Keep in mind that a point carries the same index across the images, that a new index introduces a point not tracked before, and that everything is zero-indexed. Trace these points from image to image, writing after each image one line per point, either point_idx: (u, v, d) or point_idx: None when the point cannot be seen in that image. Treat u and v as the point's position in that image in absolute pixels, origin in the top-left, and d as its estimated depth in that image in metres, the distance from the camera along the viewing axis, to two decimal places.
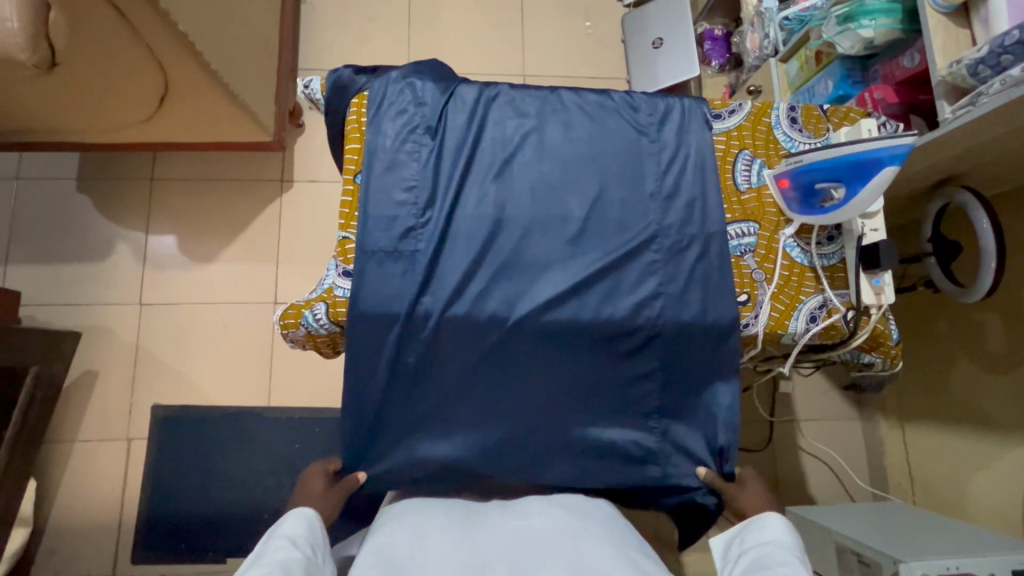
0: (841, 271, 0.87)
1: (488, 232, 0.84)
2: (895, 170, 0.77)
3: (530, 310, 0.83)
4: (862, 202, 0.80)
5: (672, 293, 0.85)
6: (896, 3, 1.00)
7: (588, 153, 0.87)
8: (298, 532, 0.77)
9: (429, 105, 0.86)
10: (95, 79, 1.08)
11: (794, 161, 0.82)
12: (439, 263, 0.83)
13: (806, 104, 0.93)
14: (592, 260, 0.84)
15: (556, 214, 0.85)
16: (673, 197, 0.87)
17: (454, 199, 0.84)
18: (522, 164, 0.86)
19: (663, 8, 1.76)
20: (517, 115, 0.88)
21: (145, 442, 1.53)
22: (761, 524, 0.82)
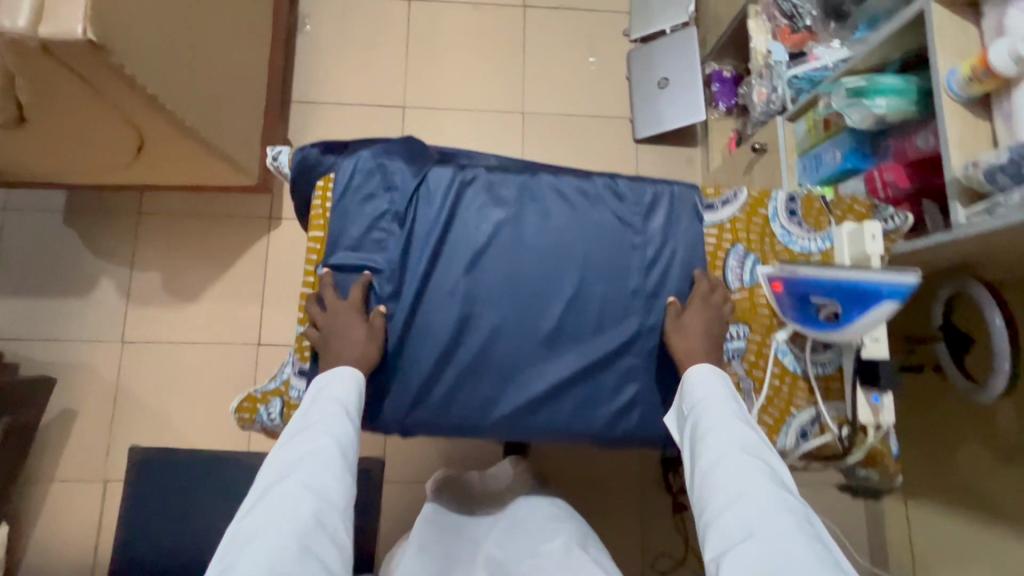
0: (836, 381, 0.80)
1: (455, 330, 0.78)
2: (895, 305, 0.72)
3: (501, 414, 0.78)
4: (854, 328, 0.74)
5: (652, 399, 0.80)
6: (908, 83, 0.94)
7: (567, 245, 0.81)
8: (348, 396, 0.73)
9: (398, 191, 0.81)
10: (66, 132, 1.03)
11: (790, 271, 0.74)
12: (405, 362, 0.78)
13: (808, 193, 0.86)
14: (568, 362, 0.79)
15: (531, 310, 0.79)
16: (659, 294, 0.81)
17: (422, 293, 0.79)
18: (496, 255, 0.80)
19: (671, 47, 1.71)
20: (494, 200, 0.83)
21: (122, 484, 1.50)
22: (692, 381, 0.74)
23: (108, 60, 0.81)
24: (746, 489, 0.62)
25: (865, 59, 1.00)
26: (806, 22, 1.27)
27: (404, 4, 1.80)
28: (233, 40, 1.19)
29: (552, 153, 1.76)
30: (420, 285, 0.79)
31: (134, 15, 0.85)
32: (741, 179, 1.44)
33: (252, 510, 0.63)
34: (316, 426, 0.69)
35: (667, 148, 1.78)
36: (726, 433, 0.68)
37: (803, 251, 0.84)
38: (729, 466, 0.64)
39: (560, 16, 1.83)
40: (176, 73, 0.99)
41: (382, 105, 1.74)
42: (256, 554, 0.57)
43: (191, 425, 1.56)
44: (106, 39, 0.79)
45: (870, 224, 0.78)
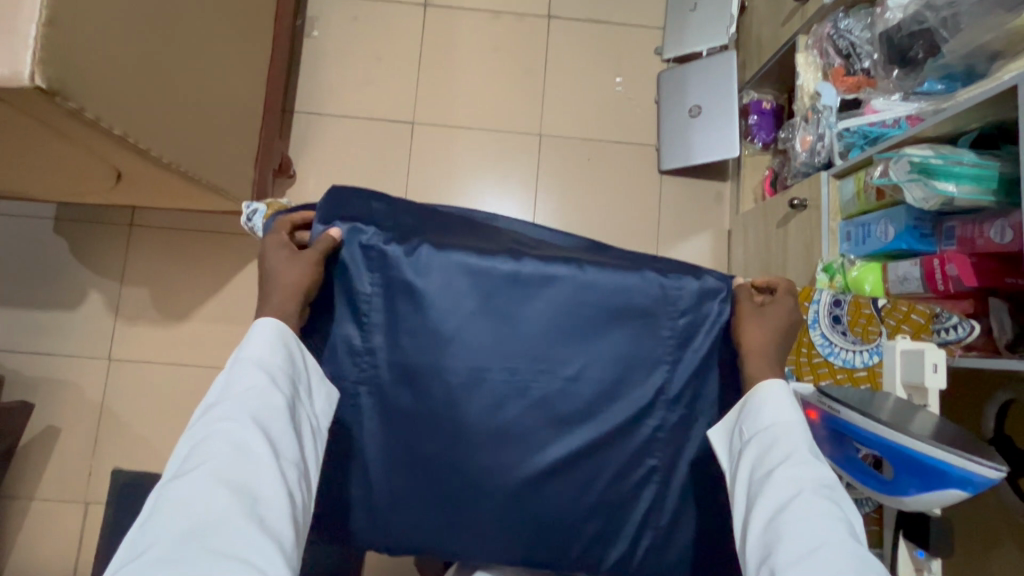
0: (873, 524, 0.70)
1: (446, 404, 0.70)
2: (965, 495, 0.55)
3: (494, 511, 0.72)
4: (906, 499, 0.59)
5: (668, 474, 0.73)
6: (988, 169, 0.81)
7: (574, 334, 0.71)
8: (273, 358, 0.62)
9: (383, 268, 0.70)
10: (35, 163, 0.95)
11: (831, 407, 0.62)
12: (392, 455, 0.72)
13: (856, 296, 0.74)
14: (568, 464, 0.71)
15: (532, 390, 0.71)
16: (682, 358, 0.72)
17: (407, 388, 0.71)
18: (497, 330, 0.70)
19: (706, 71, 1.55)
20: (490, 276, 0.70)
21: (102, 507, 1.46)
22: (763, 398, 0.62)
23: (62, 105, 0.72)
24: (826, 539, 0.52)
25: (937, 125, 0.86)
26: (863, 64, 1.11)
27: (418, 10, 1.68)
28: (219, 62, 1.09)
29: (568, 180, 1.63)
30: (409, 355, 0.70)
31: (96, 52, 0.75)
32: (775, 231, 1.31)
33: (165, 504, 0.54)
34: (233, 396, 0.60)
35: (694, 182, 1.64)
36: (800, 468, 0.57)
37: (844, 365, 0.73)
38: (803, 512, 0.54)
39: (585, 30, 1.68)
40: (150, 107, 0.89)
41: (390, 120, 1.63)
42: (159, 553, 0.50)
43: (175, 451, 1.50)
44: (59, 83, 0.70)
45: (932, 351, 0.65)
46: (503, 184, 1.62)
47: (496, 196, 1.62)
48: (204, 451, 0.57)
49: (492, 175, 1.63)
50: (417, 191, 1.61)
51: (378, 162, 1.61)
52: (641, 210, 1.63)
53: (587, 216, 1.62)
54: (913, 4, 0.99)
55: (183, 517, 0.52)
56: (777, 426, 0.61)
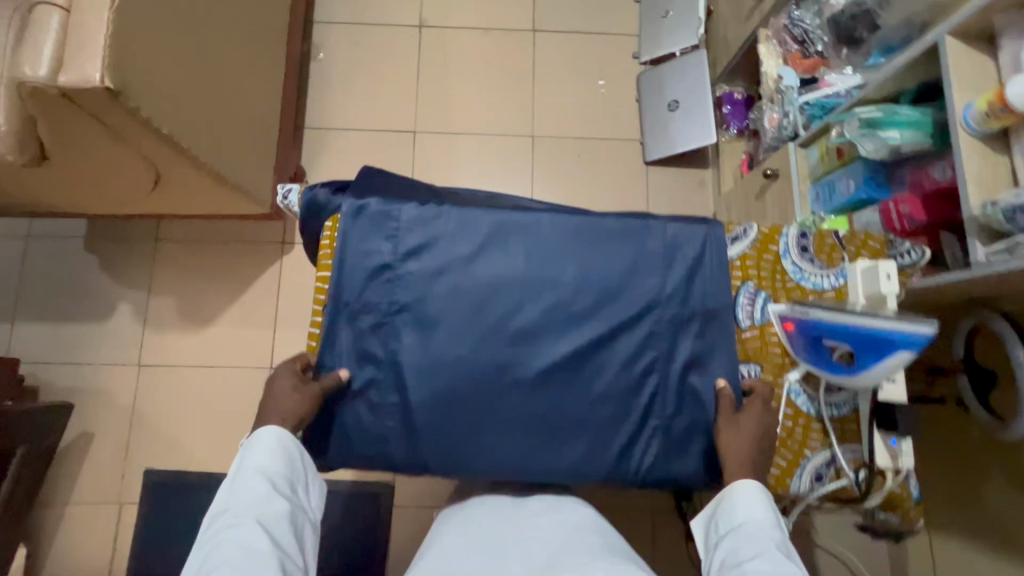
0: (852, 423, 0.78)
1: (471, 336, 0.80)
2: (912, 355, 0.65)
3: (521, 428, 0.79)
4: (871, 374, 0.69)
5: (669, 362, 0.80)
6: (925, 116, 0.93)
7: (574, 256, 0.82)
8: (271, 460, 0.72)
9: (410, 210, 0.83)
10: (82, 169, 1.06)
11: (801, 312, 0.73)
12: (425, 376, 0.80)
13: (819, 228, 0.85)
14: (577, 371, 0.80)
15: (544, 320, 0.81)
16: (673, 262, 0.82)
17: (431, 311, 0.81)
18: (509, 271, 0.82)
19: (680, 69, 1.71)
20: (499, 224, 0.83)
21: (135, 508, 1.52)
22: (734, 503, 0.70)
23: (124, 104, 0.84)
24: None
25: (879, 87, 0.99)
26: (817, 47, 1.25)
27: (415, 31, 1.83)
28: (244, 76, 1.22)
29: (561, 176, 1.76)
30: (436, 297, 0.81)
31: (151, 62, 0.88)
32: (754, 203, 1.43)
33: None
34: (241, 503, 0.68)
35: (678, 170, 1.77)
36: (768, 561, 0.62)
37: (815, 288, 0.82)
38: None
39: (568, 40, 1.84)
40: (191, 112, 1.01)
41: (393, 131, 1.77)
42: None
43: (204, 449, 1.57)
44: (123, 85, 0.82)
45: (885, 264, 0.76)
46: (502, 183, 1.75)
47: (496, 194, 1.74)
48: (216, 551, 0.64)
49: (492, 175, 1.75)
50: None
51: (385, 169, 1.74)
52: (631, 199, 1.75)
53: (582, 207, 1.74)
54: None
55: None
56: (751, 524, 0.67)
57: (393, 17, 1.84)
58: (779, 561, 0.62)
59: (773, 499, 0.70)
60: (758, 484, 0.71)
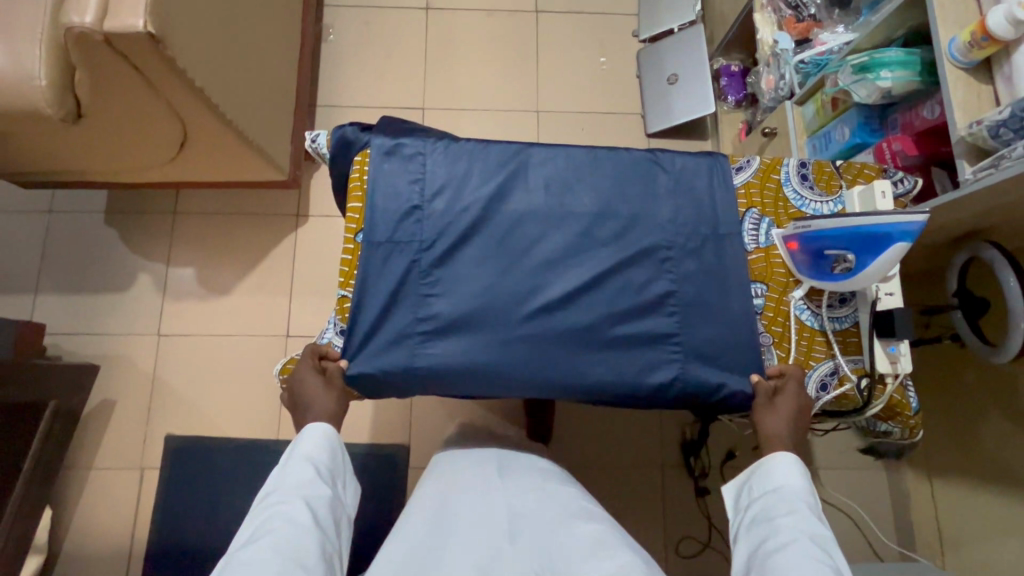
0: (854, 335, 0.84)
1: (498, 260, 0.85)
2: (909, 245, 0.72)
3: (548, 345, 0.83)
4: (873, 273, 0.75)
5: (684, 282, 0.85)
6: (913, 56, 0.98)
7: (592, 188, 0.88)
8: (319, 449, 0.77)
9: (436, 149, 0.88)
10: (114, 128, 1.11)
11: (802, 226, 0.78)
12: (458, 300, 0.84)
13: (818, 159, 0.90)
14: (600, 293, 0.85)
15: (566, 245, 0.86)
16: (683, 191, 0.88)
17: (461, 241, 0.85)
18: (532, 201, 0.87)
19: (679, 43, 1.77)
20: (520, 159, 0.88)
21: (157, 472, 1.55)
22: (768, 467, 0.75)
23: (163, 51, 0.89)
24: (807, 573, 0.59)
25: (870, 36, 1.05)
26: (810, 11, 1.32)
27: (421, 13, 1.90)
28: (265, 42, 1.27)
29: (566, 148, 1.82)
30: (463, 224, 0.86)
31: (186, 13, 0.93)
32: None
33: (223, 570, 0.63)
34: (291, 487, 0.72)
35: (679, 142, 1.83)
36: (800, 519, 0.67)
37: (815, 214, 0.88)
38: (795, 550, 0.62)
39: (570, 19, 1.91)
40: (220, 68, 1.06)
41: (403, 107, 1.83)
42: None
43: (223, 415, 1.61)
44: (162, 32, 0.87)
45: (881, 183, 0.82)
46: None
47: None
48: (266, 527, 0.67)
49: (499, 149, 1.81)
50: None
51: None
52: None
53: None
54: None
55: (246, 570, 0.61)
56: (785, 489, 0.72)
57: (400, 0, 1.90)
58: (812, 521, 0.66)
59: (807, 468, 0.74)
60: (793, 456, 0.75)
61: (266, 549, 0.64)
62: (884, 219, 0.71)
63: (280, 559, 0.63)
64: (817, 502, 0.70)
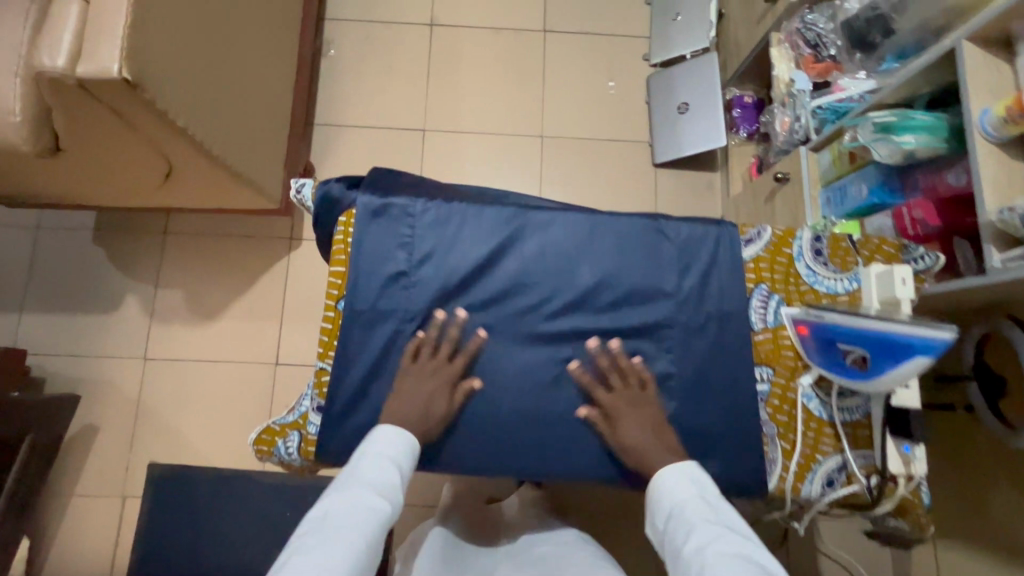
0: (864, 428, 0.78)
1: (486, 336, 0.80)
2: (927, 363, 0.64)
3: (535, 428, 0.79)
4: (887, 381, 0.68)
5: (685, 363, 0.80)
6: (940, 120, 0.92)
7: (590, 260, 0.82)
8: (404, 455, 0.73)
9: (427, 212, 0.82)
10: (94, 161, 1.06)
11: (816, 315, 0.73)
12: (440, 376, 0.79)
13: (833, 232, 0.85)
14: (593, 374, 0.80)
15: (559, 320, 0.81)
16: (688, 265, 0.83)
17: (450, 313, 0.80)
18: (525, 273, 0.82)
19: (691, 71, 1.70)
20: (515, 226, 0.83)
21: (139, 500, 1.52)
22: (663, 486, 0.71)
23: (141, 96, 0.84)
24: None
25: (893, 93, 0.99)
26: (830, 52, 1.25)
27: (425, 29, 1.83)
28: (258, 70, 1.22)
29: (569, 177, 1.76)
30: (451, 296, 0.81)
31: (168, 53, 0.88)
32: (763, 207, 1.43)
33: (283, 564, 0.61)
34: (369, 486, 0.69)
35: (687, 173, 1.77)
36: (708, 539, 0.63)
37: (828, 291, 0.82)
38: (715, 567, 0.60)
39: (578, 40, 1.84)
40: (206, 106, 1.01)
41: (403, 128, 1.77)
42: None
43: (208, 443, 1.57)
44: (140, 77, 0.82)
45: (900, 268, 0.76)
46: (510, 182, 1.75)
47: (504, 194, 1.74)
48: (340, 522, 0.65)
49: (500, 174, 1.75)
50: None
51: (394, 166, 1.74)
52: (639, 201, 1.75)
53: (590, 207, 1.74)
54: None
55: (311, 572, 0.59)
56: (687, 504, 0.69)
57: (403, 14, 1.84)
58: (717, 538, 0.63)
59: (692, 472, 0.72)
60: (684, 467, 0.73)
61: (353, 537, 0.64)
62: (905, 330, 0.64)
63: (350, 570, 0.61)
64: (716, 508, 0.67)
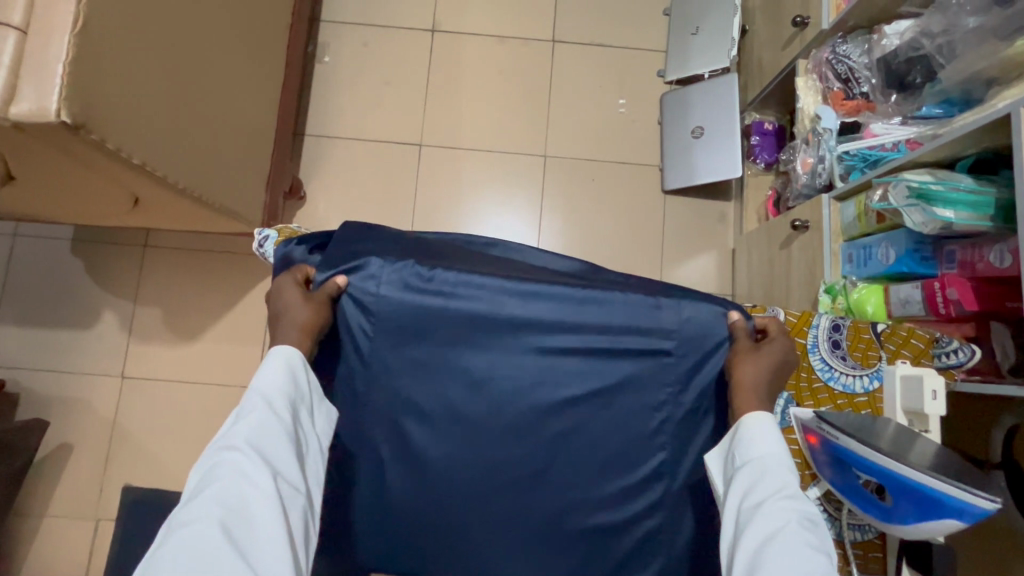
0: (876, 550, 0.71)
1: (453, 423, 0.73)
2: (962, 524, 0.55)
3: (505, 520, 0.74)
4: (908, 527, 0.60)
5: (678, 456, 0.74)
6: (985, 194, 0.83)
7: (577, 347, 0.73)
8: (278, 383, 0.64)
9: (390, 289, 0.72)
10: (53, 190, 0.99)
11: (831, 434, 0.63)
12: (406, 467, 0.74)
13: (855, 320, 0.76)
14: (575, 469, 0.74)
15: (535, 410, 0.73)
16: (692, 352, 0.73)
17: (419, 404, 0.73)
18: (500, 358, 0.73)
19: (708, 93, 1.58)
20: (489, 305, 0.72)
21: (112, 524, 1.48)
22: (752, 432, 0.64)
23: (85, 138, 0.76)
24: (810, 575, 0.53)
25: (935, 150, 0.87)
26: (863, 88, 1.12)
27: (426, 35, 1.72)
28: (235, 90, 1.13)
29: (572, 201, 1.66)
30: (415, 380, 0.73)
31: (120, 88, 0.80)
32: (778, 253, 1.32)
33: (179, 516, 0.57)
34: (245, 428, 0.60)
35: (699, 201, 1.66)
36: (791, 503, 0.58)
37: (845, 390, 0.75)
38: (792, 544, 0.55)
39: (589, 52, 1.72)
40: (168, 137, 0.93)
41: (398, 142, 1.67)
42: (169, 560, 0.53)
43: (184, 468, 1.52)
44: (84, 118, 0.74)
45: (932, 378, 0.67)
46: (509, 204, 1.65)
47: (502, 216, 1.65)
48: (215, 474, 0.58)
49: (498, 195, 1.65)
50: (425, 215, 1.64)
51: (387, 183, 1.65)
52: (646, 229, 1.65)
53: (593, 234, 1.64)
54: (910, 31, 1.03)
55: (188, 534, 0.54)
56: (765, 458, 0.62)
57: (403, 18, 1.72)
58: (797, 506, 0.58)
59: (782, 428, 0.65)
60: (768, 416, 0.66)
61: (213, 507, 0.56)
62: (934, 482, 0.55)
63: (221, 524, 0.55)
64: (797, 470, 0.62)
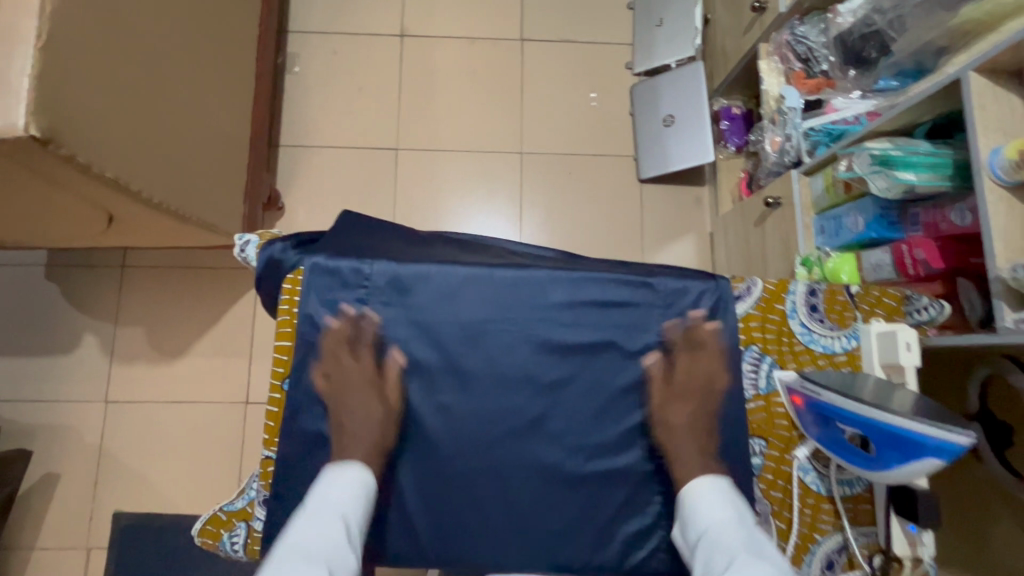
0: (866, 502, 0.75)
1: (449, 391, 0.74)
2: (941, 464, 0.58)
3: (506, 484, 0.75)
4: (893, 475, 0.62)
5: None
6: (942, 158, 0.87)
7: (566, 310, 0.74)
8: (353, 497, 0.65)
9: (381, 271, 0.73)
10: (22, 211, 0.97)
11: (813, 391, 0.66)
12: (405, 448, 0.74)
13: (830, 284, 0.79)
14: (569, 427, 0.75)
15: (530, 373, 0.74)
16: (674, 301, 0.75)
17: (414, 375, 0.74)
18: (490, 325, 0.74)
19: (675, 82, 1.62)
20: (476, 277, 0.74)
21: (106, 552, 1.44)
22: (693, 504, 0.66)
23: (56, 152, 0.75)
24: None
25: (893, 120, 0.91)
26: (822, 67, 1.16)
27: (395, 40, 1.73)
28: (206, 100, 1.12)
29: (552, 194, 1.68)
30: (409, 353, 0.73)
31: (88, 101, 0.79)
32: (753, 230, 1.35)
33: None
34: (314, 527, 0.60)
35: (674, 188, 1.70)
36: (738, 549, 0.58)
37: (826, 351, 0.78)
38: None
39: (557, 49, 1.75)
40: (140, 149, 0.92)
41: (374, 147, 1.67)
42: None
43: (176, 489, 1.48)
44: (53, 132, 0.73)
45: (904, 331, 0.71)
46: (490, 202, 1.66)
47: (483, 214, 1.66)
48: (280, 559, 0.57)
49: (478, 194, 1.67)
50: (407, 218, 1.64)
51: (366, 189, 1.65)
52: (626, 218, 1.67)
53: (574, 226, 1.66)
54: (862, 9, 1.06)
55: None
56: (715, 527, 0.63)
57: (372, 25, 1.73)
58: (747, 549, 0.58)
59: (728, 493, 0.67)
60: (712, 482, 0.68)
61: None
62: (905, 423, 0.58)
63: None
64: (749, 530, 0.62)
